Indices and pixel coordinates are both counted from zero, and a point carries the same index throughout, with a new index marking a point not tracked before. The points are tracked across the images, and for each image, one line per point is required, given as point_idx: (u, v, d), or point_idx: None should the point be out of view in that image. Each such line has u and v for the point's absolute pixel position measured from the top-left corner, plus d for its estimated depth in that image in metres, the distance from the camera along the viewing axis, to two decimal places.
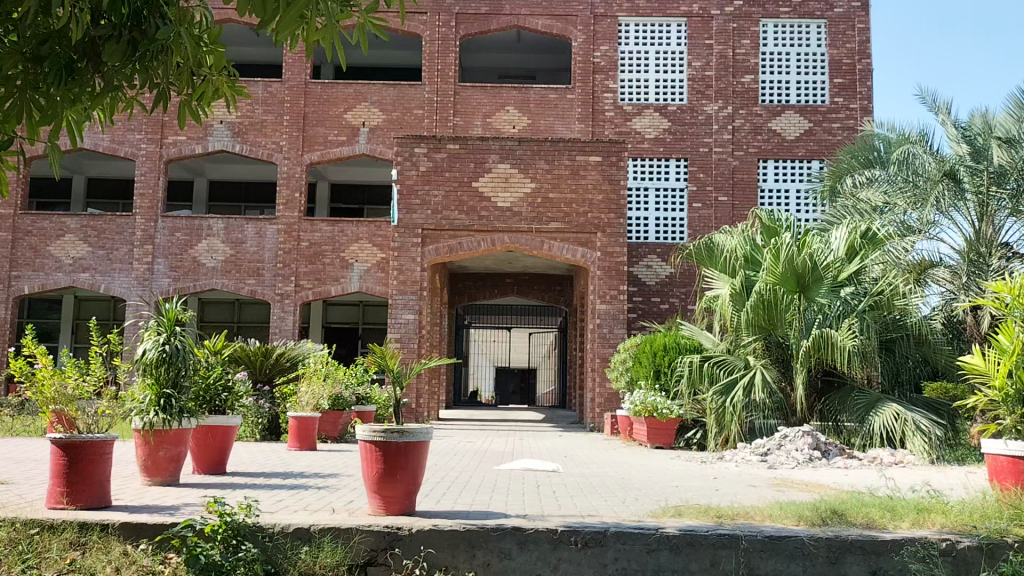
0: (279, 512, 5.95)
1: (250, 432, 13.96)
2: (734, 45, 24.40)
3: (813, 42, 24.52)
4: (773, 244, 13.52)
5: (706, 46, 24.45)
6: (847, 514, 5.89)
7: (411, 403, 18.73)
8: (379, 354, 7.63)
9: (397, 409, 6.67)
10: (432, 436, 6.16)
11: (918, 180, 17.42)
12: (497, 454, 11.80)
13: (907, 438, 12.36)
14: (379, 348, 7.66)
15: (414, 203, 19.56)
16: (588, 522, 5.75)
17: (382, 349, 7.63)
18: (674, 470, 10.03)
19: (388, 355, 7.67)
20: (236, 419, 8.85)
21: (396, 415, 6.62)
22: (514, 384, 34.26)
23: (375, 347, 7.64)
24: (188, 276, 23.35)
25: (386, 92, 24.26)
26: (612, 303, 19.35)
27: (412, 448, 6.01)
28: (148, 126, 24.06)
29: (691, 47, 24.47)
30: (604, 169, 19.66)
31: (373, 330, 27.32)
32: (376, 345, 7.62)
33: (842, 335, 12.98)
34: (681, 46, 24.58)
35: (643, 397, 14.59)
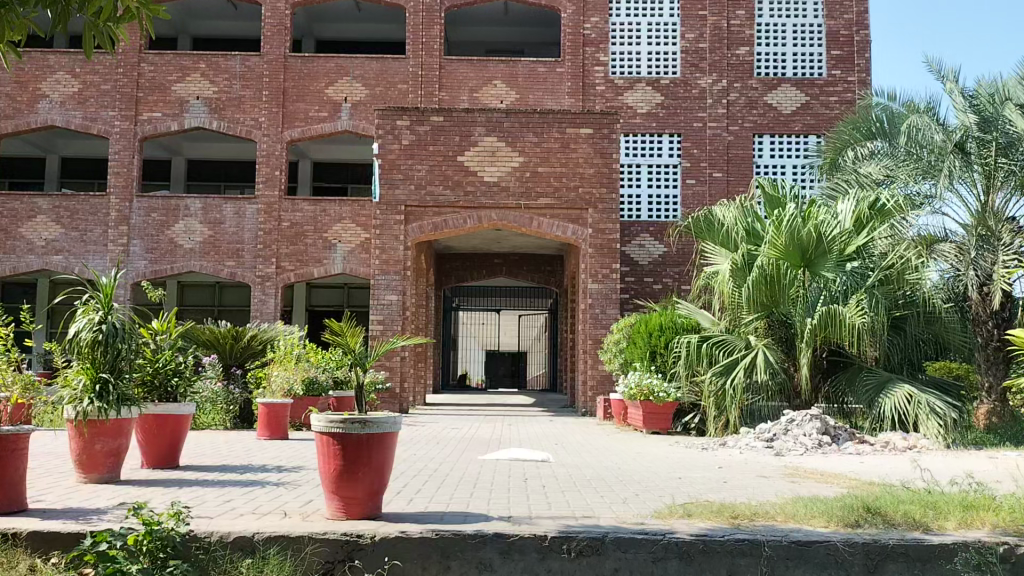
0: (219, 517, 5.08)
1: (219, 420, 12.93)
2: (728, 16, 23.47)
3: (809, 13, 23.63)
4: (775, 216, 12.70)
5: (700, 17, 23.49)
6: (882, 514, 5.07)
7: (395, 388, 17.83)
8: (336, 332, 6.28)
9: (360, 394, 5.75)
10: (402, 425, 5.24)
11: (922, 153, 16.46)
12: (482, 442, 10.96)
13: (920, 421, 11.58)
14: (340, 327, 6.30)
15: (396, 178, 18.62)
16: (583, 525, 4.92)
17: (343, 328, 6.26)
18: (675, 459, 9.17)
19: (347, 331, 6.39)
20: (188, 408, 7.98)
21: (358, 401, 5.70)
22: (504, 367, 33.00)
23: (334, 326, 6.29)
24: (165, 258, 22.38)
25: (368, 66, 23.23)
26: (604, 282, 18.43)
27: (377, 442, 5.09)
28: (121, 102, 22.99)
29: (685, 18, 23.51)
30: (595, 142, 18.75)
31: (357, 313, 26.42)
32: (335, 322, 6.26)
33: (850, 312, 12.14)
34: (674, 18, 23.61)
35: (637, 379, 13.72)
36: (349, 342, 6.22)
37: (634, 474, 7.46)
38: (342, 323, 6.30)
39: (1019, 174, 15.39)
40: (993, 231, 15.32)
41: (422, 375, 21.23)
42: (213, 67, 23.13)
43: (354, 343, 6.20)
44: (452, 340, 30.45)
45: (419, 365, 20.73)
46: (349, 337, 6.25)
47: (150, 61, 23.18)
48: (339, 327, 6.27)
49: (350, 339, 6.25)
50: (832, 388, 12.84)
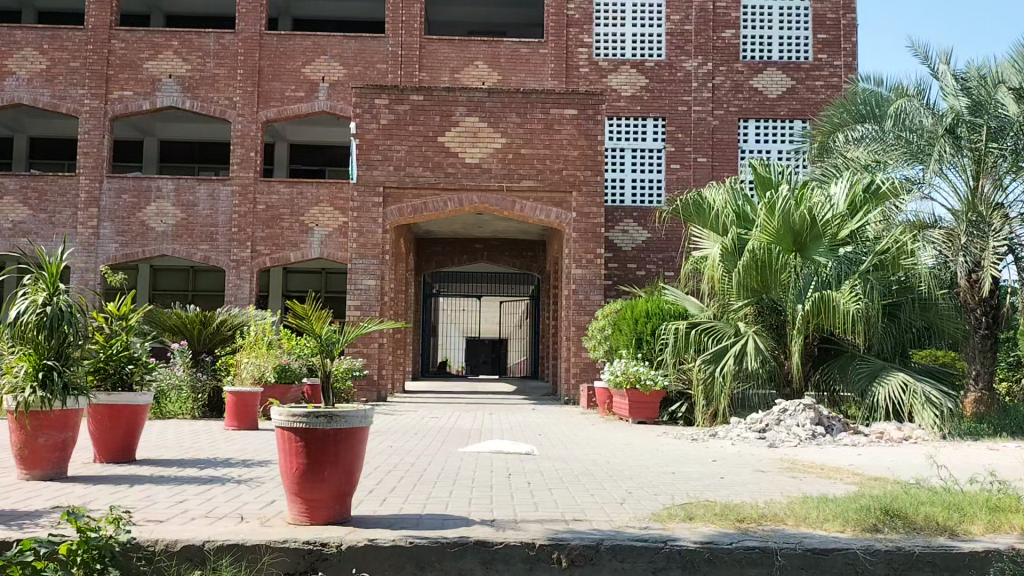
0: (169, 524, 4.54)
1: (186, 410, 12.45)
2: None
3: None
4: (768, 198, 12.22)
5: None
6: (901, 517, 4.63)
7: (372, 375, 17.28)
8: (298, 315, 5.68)
9: (326, 386, 5.23)
10: (373, 420, 4.72)
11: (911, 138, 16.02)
12: (462, 433, 10.45)
13: (915, 411, 11.21)
14: (302, 309, 5.70)
15: (374, 159, 17.99)
16: (575, 530, 4.43)
17: (306, 311, 5.66)
18: (666, 451, 8.70)
19: (312, 314, 5.83)
20: (146, 397, 7.42)
21: (323, 391, 5.18)
22: (484, 354, 32.66)
23: (296, 308, 5.68)
24: (136, 241, 21.64)
25: (346, 45, 22.52)
26: (589, 267, 17.94)
27: (344, 439, 4.56)
28: (91, 79, 22.15)
29: None
30: (580, 123, 18.22)
31: (334, 299, 25.80)
32: (297, 304, 5.66)
33: (844, 298, 11.71)
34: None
35: (624, 366, 13.24)
36: (313, 327, 5.64)
37: (623, 469, 6.99)
38: (304, 304, 5.71)
39: (1011, 159, 14.95)
40: (983, 216, 14.89)
41: (401, 362, 20.70)
42: (185, 44, 22.32)
43: (320, 329, 5.64)
44: (432, 327, 29.89)
45: (397, 352, 20.18)
46: (314, 321, 5.68)
47: (121, 38, 22.36)
48: (301, 309, 5.66)
49: (315, 324, 5.67)
50: (823, 376, 12.44)
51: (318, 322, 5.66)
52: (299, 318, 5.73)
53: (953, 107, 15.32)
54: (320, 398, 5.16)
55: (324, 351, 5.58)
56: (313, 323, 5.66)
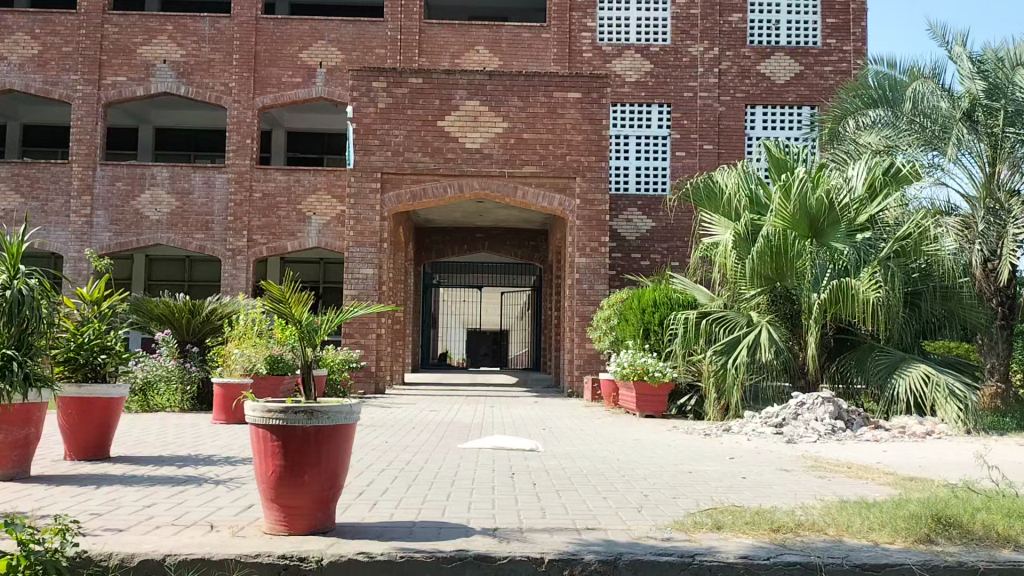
0: (129, 534, 4.01)
1: (175, 401, 11.97)
2: None
3: None
4: (783, 181, 11.65)
5: None
6: (957, 525, 4.09)
7: (370, 366, 16.76)
8: (274, 297, 5.20)
9: (307, 380, 4.68)
10: (359, 416, 4.18)
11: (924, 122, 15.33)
12: (462, 428, 9.90)
13: (938, 405, 10.68)
14: (279, 289, 5.20)
15: (372, 144, 17.42)
16: (590, 541, 3.90)
17: (285, 294, 5.17)
18: (680, 448, 8.14)
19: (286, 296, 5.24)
20: (119, 390, 6.88)
21: (304, 387, 4.64)
22: (485, 347, 31.39)
23: (272, 289, 5.19)
24: (130, 230, 21.09)
25: (344, 29, 21.90)
26: (593, 256, 17.38)
27: (326, 439, 4.01)
28: (83, 64, 21.56)
29: None
30: (583, 108, 17.64)
31: (332, 290, 25.33)
32: (273, 286, 5.17)
33: (863, 286, 11.16)
34: None
35: (631, 357, 12.65)
36: (293, 312, 5.17)
37: (636, 469, 6.46)
38: (282, 284, 5.21)
39: None
40: (1001, 203, 14.24)
41: (400, 353, 20.18)
42: (180, 29, 21.72)
43: (300, 316, 5.17)
44: (431, 318, 29.41)
45: (396, 343, 19.66)
46: (292, 304, 5.20)
47: (114, 22, 21.75)
48: (279, 291, 5.18)
49: (294, 307, 5.20)
50: (839, 368, 11.88)
51: (298, 307, 5.18)
52: (277, 299, 5.25)
53: (969, 89, 14.66)
54: (300, 391, 4.62)
55: (304, 340, 5.13)
56: (293, 307, 5.18)
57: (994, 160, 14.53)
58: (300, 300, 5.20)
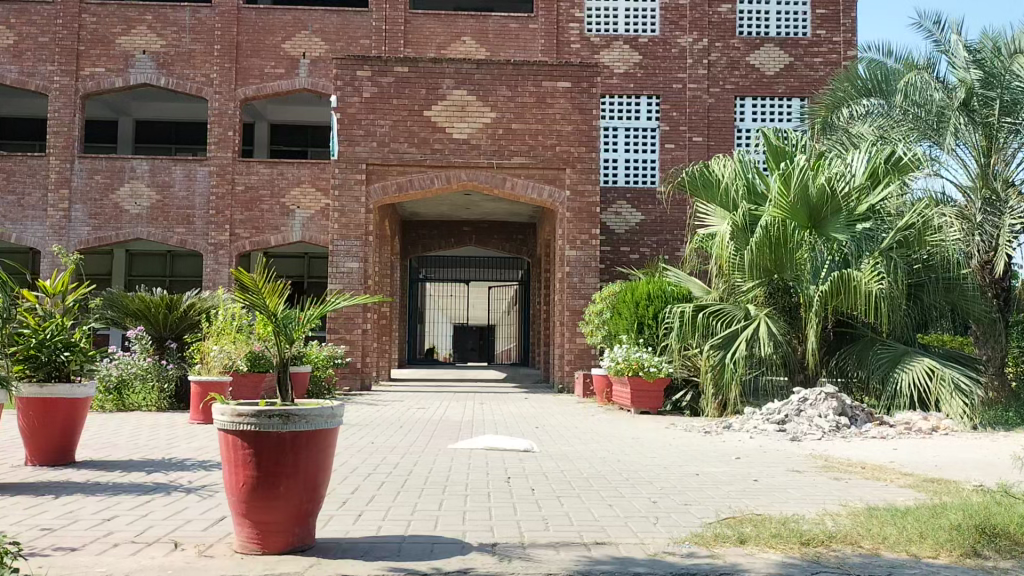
0: (81, 553, 3.57)
1: (152, 401, 11.48)
2: None
3: None
4: (783, 170, 11.28)
5: None
6: (1005, 537, 3.72)
7: (356, 362, 16.33)
8: (245, 285, 4.72)
9: (281, 377, 4.29)
10: (340, 420, 3.76)
11: (918, 112, 14.88)
12: (452, 427, 9.49)
13: (943, 400, 10.37)
14: (250, 277, 4.72)
15: (357, 134, 16.94)
16: (602, 558, 3.51)
17: (257, 283, 4.71)
18: (682, 448, 7.75)
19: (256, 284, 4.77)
20: (86, 390, 6.42)
21: (277, 385, 4.23)
22: (472, 341, 31.67)
23: (242, 276, 4.70)
24: (109, 224, 20.50)
25: (327, 19, 21.36)
26: (583, 249, 16.98)
27: (304, 445, 3.58)
28: (60, 55, 20.92)
29: None
30: (573, 97, 17.22)
31: (317, 285, 24.80)
32: (244, 273, 4.68)
33: (866, 278, 10.80)
34: None
35: (626, 353, 12.28)
36: (267, 304, 4.74)
37: (640, 471, 6.06)
38: (253, 271, 4.73)
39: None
40: (997, 194, 13.88)
41: (386, 349, 19.74)
42: (160, 19, 21.12)
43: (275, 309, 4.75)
44: (418, 313, 28.96)
45: (382, 339, 19.20)
46: (266, 295, 4.75)
47: (91, 11, 21.11)
48: (251, 279, 4.70)
49: (267, 298, 4.77)
50: (840, 362, 11.52)
51: (273, 298, 4.75)
52: (247, 287, 4.78)
53: (964, 79, 14.26)
54: (276, 392, 4.18)
55: (280, 335, 4.74)
56: (267, 298, 4.74)
57: (989, 150, 14.12)
58: (274, 290, 4.77)
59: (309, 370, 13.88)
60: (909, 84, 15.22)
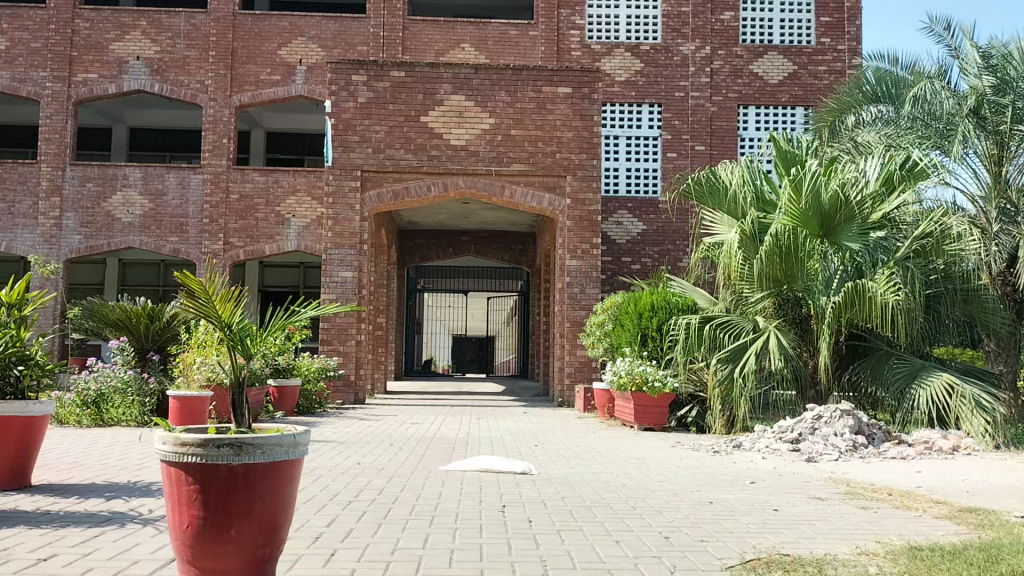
0: None
1: (133, 415, 10.94)
2: None
3: None
4: (794, 175, 10.78)
5: None
6: None
7: (349, 375, 15.79)
8: (195, 293, 4.35)
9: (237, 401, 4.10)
10: (302, 453, 3.71)
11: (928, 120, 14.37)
12: (446, 445, 8.94)
13: (962, 417, 9.86)
14: (200, 283, 4.33)
15: (352, 140, 16.45)
16: None
17: (209, 292, 4.34)
18: (692, 470, 7.22)
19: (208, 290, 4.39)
20: (43, 407, 5.96)
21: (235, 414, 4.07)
22: (470, 353, 30.88)
23: (191, 283, 4.30)
24: (101, 232, 20.00)
25: (324, 25, 20.92)
26: (584, 259, 16.46)
27: (257, 481, 3.51)
28: (53, 61, 20.47)
29: None
30: (574, 103, 16.75)
31: (312, 295, 24.25)
32: (195, 281, 4.28)
33: (883, 288, 10.27)
34: None
35: (629, 366, 11.68)
36: (221, 314, 4.44)
37: (648, 499, 5.57)
38: (204, 277, 4.33)
39: None
40: (1013, 203, 13.39)
41: (382, 361, 19.23)
42: (154, 24, 20.64)
43: (231, 321, 4.48)
44: (416, 323, 28.45)
45: (377, 350, 18.68)
46: (219, 303, 4.43)
47: (85, 17, 20.67)
48: (202, 287, 4.32)
49: (219, 307, 4.43)
50: (853, 377, 11.01)
51: (228, 308, 4.44)
52: (196, 293, 4.39)
53: (976, 86, 13.79)
54: (231, 414, 4.08)
55: (235, 346, 4.41)
56: (220, 307, 4.43)
57: (1001, 159, 13.59)
58: (228, 297, 4.44)
59: (299, 384, 13.34)
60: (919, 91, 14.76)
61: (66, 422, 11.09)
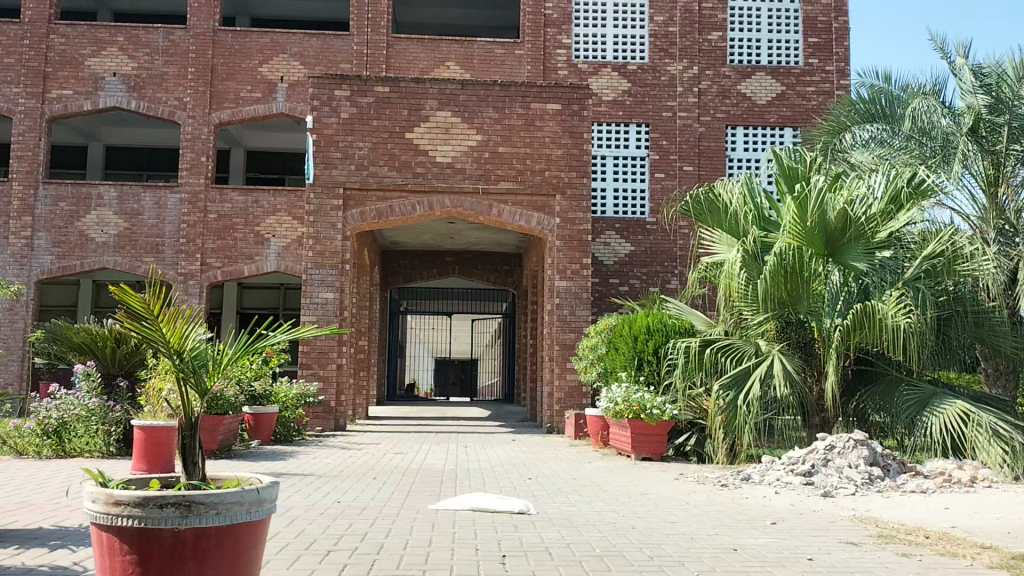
0: None
1: (96, 446, 10.24)
2: None
3: None
4: (798, 192, 10.28)
5: None
6: None
7: (330, 401, 15.15)
8: (138, 312, 3.94)
9: (186, 449, 3.71)
10: (266, 514, 3.44)
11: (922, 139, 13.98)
12: (435, 478, 8.30)
13: (978, 447, 9.34)
14: (144, 301, 3.92)
15: (334, 157, 15.88)
16: None
17: (153, 312, 3.95)
18: (704, 507, 6.62)
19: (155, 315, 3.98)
20: None
21: (184, 465, 3.70)
22: (453, 375, 29.96)
23: (131, 300, 3.87)
24: (74, 253, 19.26)
25: (307, 42, 20.39)
26: (574, 280, 15.90)
27: (208, 549, 3.23)
28: (26, 77, 19.80)
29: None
30: (563, 120, 16.27)
31: (292, 317, 23.56)
32: (137, 299, 3.88)
33: (893, 310, 9.77)
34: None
35: (625, 393, 11.12)
36: (167, 338, 4.05)
37: (663, 546, 4.97)
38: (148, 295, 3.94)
39: None
40: (1011, 225, 12.97)
41: (364, 386, 18.56)
42: (132, 40, 20.01)
43: (180, 347, 4.10)
44: (398, 347, 27.81)
45: (359, 374, 17.99)
46: (164, 324, 4.04)
47: (60, 32, 20.01)
48: (145, 306, 3.92)
49: (167, 331, 4.06)
50: (859, 404, 10.51)
51: (176, 330, 4.06)
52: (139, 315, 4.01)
53: (971, 105, 13.36)
54: (182, 464, 3.69)
55: (185, 379, 4.08)
56: (166, 330, 4.04)
57: (997, 179, 13.18)
58: (175, 318, 4.06)
59: (276, 411, 12.67)
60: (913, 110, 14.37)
61: (24, 452, 10.39)
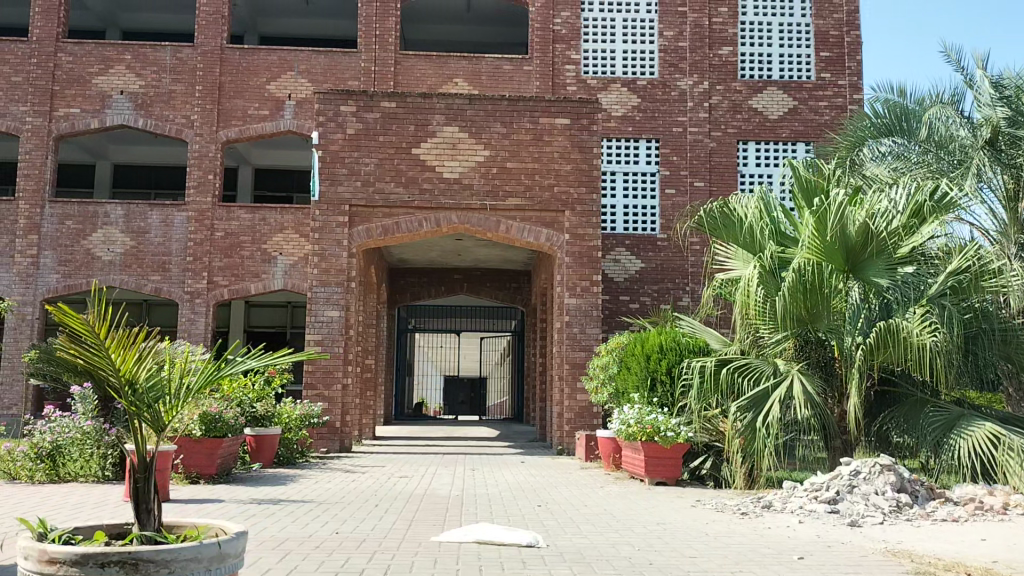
0: None
1: (91, 471, 9.94)
2: (710, 13, 20.94)
3: (797, 11, 21.17)
4: (817, 206, 9.90)
5: (679, 14, 20.96)
6: None
7: (334, 422, 14.84)
8: (81, 334, 3.85)
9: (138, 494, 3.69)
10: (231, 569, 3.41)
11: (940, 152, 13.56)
12: (439, 504, 7.97)
13: (1008, 472, 8.89)
14: (87, 323, 3.83)
15: (340, 173, 15.60)
16: None
17: (98, 335, 3.87)
18: (726, 539, 6.23)
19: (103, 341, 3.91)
20: None
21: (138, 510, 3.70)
22: (462, 394, 29.25)
23: (74, 322, 3.78)
24: (81, 272, 19.03)
25: (315, 60, 20.19)
26: (584, 297, 15.54)
27: None
28: (34, 95, 19.66)
29: (663, 15, 20.94)
30: (572, 135, 15.96)
31: (299, 336, 23.28)
32: (80, 323, 3.81)
33: (917, 328, 9.37)
34: (651, 14, 21.01)
35: (638, 415, 10.76)
36: (117, 364, 4.00)
37: None
38: (93, 317, 3.86)
39: None
40: None
41: (370, 405, 18.21)
42: (139, 58, 19.85)
43: (131, 374, 4.06)
44: (406, 365, 27.42)
45: (365, 394, 17.65)
46: (113, 350, 3.96)
47: (68, 50, 19.88)
48: (90, 330, 3.84)
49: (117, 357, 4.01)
50: (882, 426, 10.09)
51: (126, 356, 4.00)
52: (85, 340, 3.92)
53: (990, 118, 12.94)
54: (136, 512, 3.69)
55: (138, 413, 4.11)
56: (116, 355, 3.97)
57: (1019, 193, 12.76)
58: (124, 343, 3.99)
59: (278, 432, 12.30)
60: (930, 123, 13.98)
61: (16, 477, 10.03)
